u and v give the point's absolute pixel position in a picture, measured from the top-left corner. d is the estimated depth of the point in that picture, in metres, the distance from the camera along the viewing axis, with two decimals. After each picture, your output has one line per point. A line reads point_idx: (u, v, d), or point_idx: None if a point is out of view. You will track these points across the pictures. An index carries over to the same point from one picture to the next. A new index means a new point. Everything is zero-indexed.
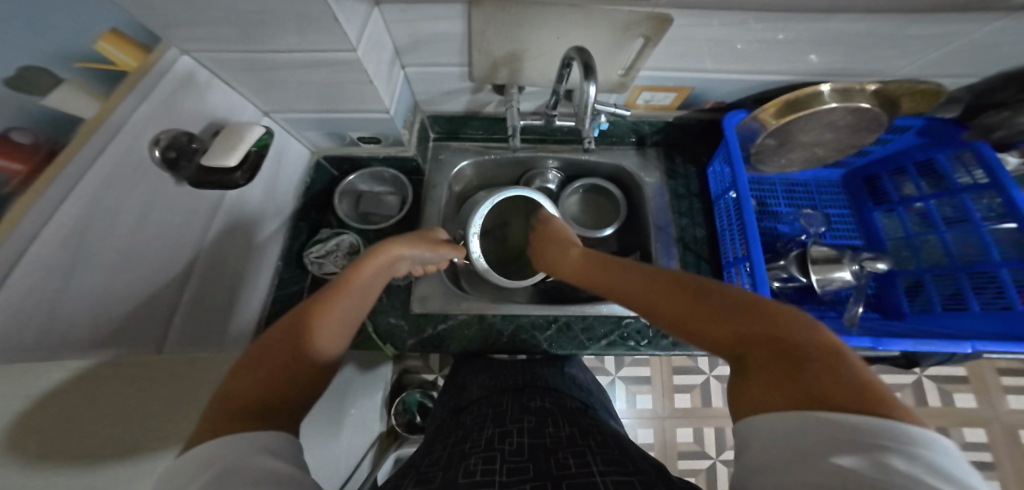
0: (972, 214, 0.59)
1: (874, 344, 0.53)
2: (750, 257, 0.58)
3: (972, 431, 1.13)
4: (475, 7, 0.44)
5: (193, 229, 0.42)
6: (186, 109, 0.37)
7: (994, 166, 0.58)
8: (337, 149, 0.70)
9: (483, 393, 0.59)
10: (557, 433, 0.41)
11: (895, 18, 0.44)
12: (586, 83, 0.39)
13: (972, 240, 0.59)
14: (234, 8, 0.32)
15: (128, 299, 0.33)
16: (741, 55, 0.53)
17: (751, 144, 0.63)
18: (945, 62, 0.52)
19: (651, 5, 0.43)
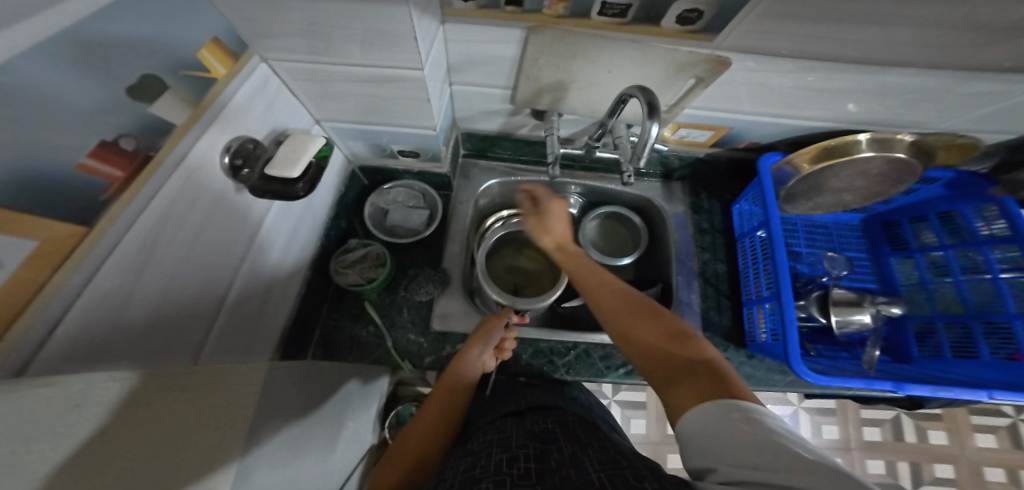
0: (991, 264, 0.60)
1: (895, 389, 0.51)
2: (778, 297, 0.57)
3: (942, 466, 1.11)
4: (534, 35, 0.44)
5: (244, 233, 0.41)
6: (257, 114, 0.38)
7: (1017, 218, 0.58)
8: (374, 161, 0.71)
9: (489, 418, 0.57)
10: (562, 456, 0.39)
11: (954, 75, 0.46)
12: (651, 122, 0.40)
13: (988, 289, 0.59)
14: (314, 14, 0.32)
15: (174, 304, 0.32)
16: (783, 99, 0.54)
17: (782, 187, 0.64)
18: (986, 119, 0.53)
19: (715, 47, 0.45)
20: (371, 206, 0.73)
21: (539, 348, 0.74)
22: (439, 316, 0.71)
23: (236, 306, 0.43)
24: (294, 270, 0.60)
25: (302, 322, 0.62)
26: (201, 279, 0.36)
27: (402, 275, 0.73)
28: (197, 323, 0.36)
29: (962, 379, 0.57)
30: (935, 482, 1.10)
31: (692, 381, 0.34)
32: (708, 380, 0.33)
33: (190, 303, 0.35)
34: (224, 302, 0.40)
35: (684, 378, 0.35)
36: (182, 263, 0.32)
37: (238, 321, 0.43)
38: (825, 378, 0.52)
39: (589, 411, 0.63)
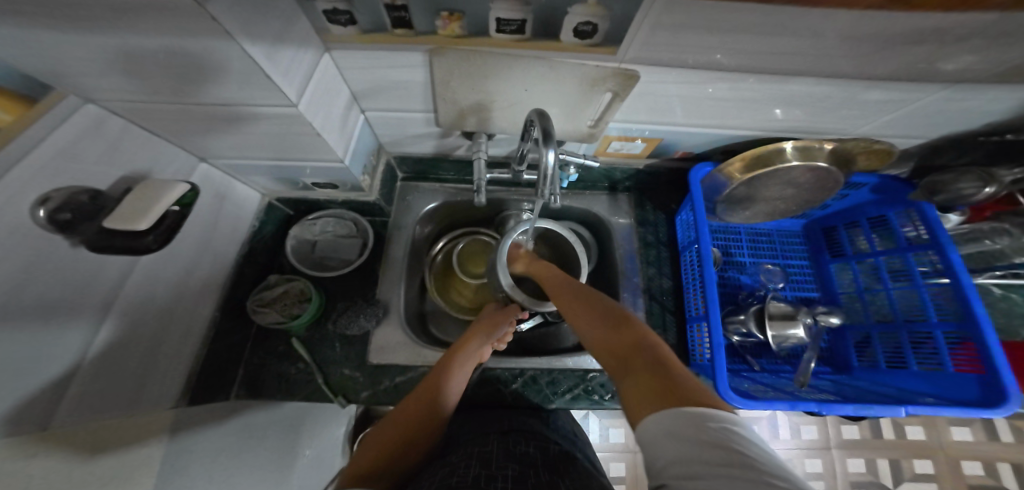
0: (914, 270, 0.61)
1: (819, 409, 0.54)
2: (707, 316, 0.59)
3: (921, 462, 1.12)
4: (437, 57, 0.41)
5: (71, 295, 0.36)
6: (89, 161, 0.33)
7: (934, 224, 0.59)
8: (290, 193, 0.66)
9: (473, 434, 0.59)
10: (540, 480, 0.46)
11: (854, 81, 0.46)
12: (546, 149, 0.40)
13: (913, 297, 0.61)
14: (138, 49, 0.28)
15: None
16: (702, 109, 0.54)
17: (717, 195, 0.63)
18: (896, 125, 0.54)
19: (618, 60, 0.44)
20: (295, 239, 0.69)
21: (486, 376, 0.73)
22: (376, 349, 0.67)
23: (89, 384, 0.39)
24: (194, 325, 0.55)
25: (211, 365, 0.57)
26: (12, 363, 0.30)
27: (332, 309, 0.68)
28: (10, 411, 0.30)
29: (891, 392, 0.59)
30: (915, 478, 1.11)
31: (656, 384, 0.34)
32: (671, 383, 0.33)
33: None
34: (51, 377, 0.34)
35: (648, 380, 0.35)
36: None
37: (83, 391, 0.38)
38: (752, 402, 0.55)
39: (564, 437, 0.64)
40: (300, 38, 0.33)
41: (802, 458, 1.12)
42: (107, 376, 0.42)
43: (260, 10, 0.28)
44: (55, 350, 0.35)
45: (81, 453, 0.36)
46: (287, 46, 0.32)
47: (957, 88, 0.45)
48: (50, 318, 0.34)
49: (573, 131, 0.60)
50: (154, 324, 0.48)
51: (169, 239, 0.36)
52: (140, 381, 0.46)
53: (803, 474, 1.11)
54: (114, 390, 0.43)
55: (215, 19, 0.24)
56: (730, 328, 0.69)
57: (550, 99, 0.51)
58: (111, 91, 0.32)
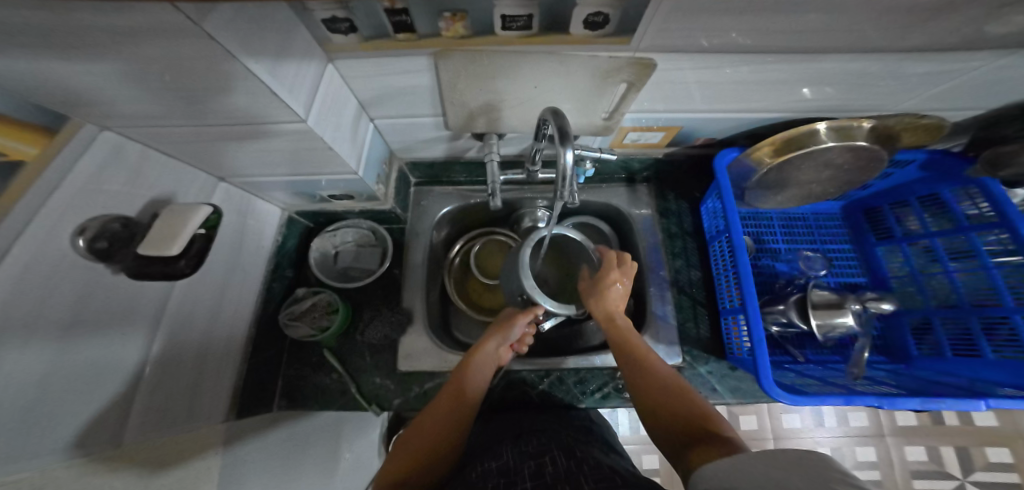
0: (979, 249, 0.56)
1: (881, 404, 0.50)
2: (744, 309, 0.55)
3: (997, 451, 1.18)
4: (442, 59, 0.40)
5: (121, 322, 0.38)
6: (115, 189, 0.34)
7: (1001, 200, 0.54)
8: (307, 206, 0.66)
9: (501, 436, 0.60)
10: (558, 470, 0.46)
11: (897, 55, 0.42)
12: (563, 148, 0.39)
13: (981, 279, 0.55)
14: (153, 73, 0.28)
15: (39, 425, 0.29)
16: (726, 94, 0.50)
17: (746, 182, 0.60)
18: (947, 96, 0.49)
19: (632, 50, 0.42)
20: (317, 252, 0.70)
21: (511, 379, 0.73)
22: (402, 357, 0.67)
23: (145, 403, 0.41)
24: (232, 343, 0.56)
25: (252, 378, 0.59)
26: (72, 390, 0.32)
27: (358, 319, 0.69)
28: (78, 430, 0.32)
29: (960, 382, 0.54)
30: (988, 467, 1.17)
31: (706, 443, 0.37)
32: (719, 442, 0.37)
33: (68, 411, 0.31)
34: (110, 400, 0.36)
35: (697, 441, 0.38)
36: (46, 365, 0.29)
37: (137, 410, 0.40)
38: (800, 398, 0.52)
39: (586, 430, 0.63)
40: (302, 51, 0.33)
41: (852, 446, 1.20)
42: (162, 394, 0.44)
43: (259, 26, 0.28)
44: (115, 372, 0.37)
45: (141, 472, 0.38)
46: (288, 61, 0.31)
47: (1019, 55, 0.41)
48: (103, 343, 0.35)
49: (587, 125, 0.59)
50: (196, 343, 0.50)
51: (201, 262, 0.37)
52: (189, 397, 0.48)
53: (855, 462, 1.18)
54: (169, 405, 0.46)
55: (214, 39, 0.24)
56: (768, 319, 0.66)
57: (563, 92, 0.50)
58: (123, 118, 0.33)
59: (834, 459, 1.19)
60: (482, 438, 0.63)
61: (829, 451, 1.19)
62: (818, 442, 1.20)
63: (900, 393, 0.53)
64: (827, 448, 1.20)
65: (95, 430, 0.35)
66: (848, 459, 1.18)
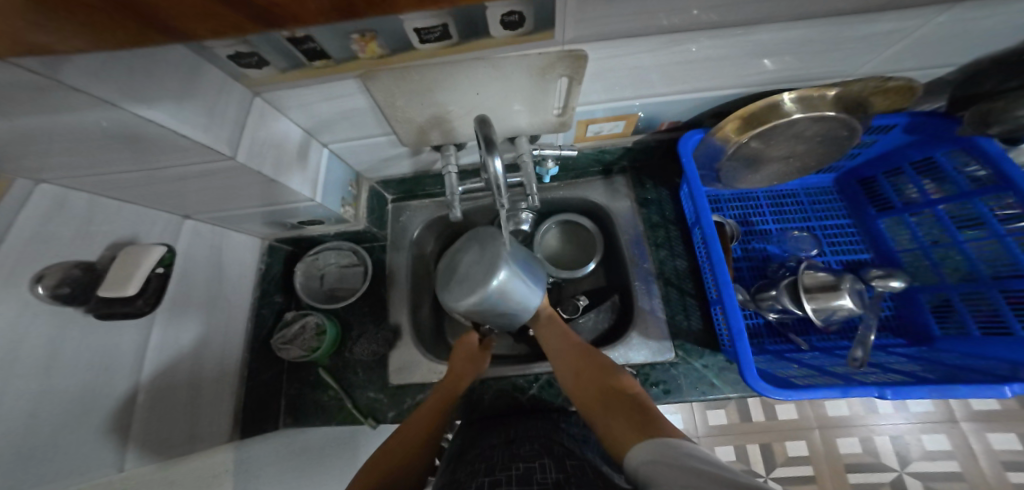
0: (986, 216, 0.50)
1: (883, 394, 0.45)
2: (722, 300, 0.53)
3: None
4: (370, 81, 0.41)
5: (110, 356, 0.41)
6: (68, 238, 0.36)
7: (998, 159, 0.49)
8: (285, 233, 0.69)
9: (491, 443, 0.60)
10: (545, 479, 0.46)
11: (834, 21, 0.38)
12: (489, 156, 0.38)
13: (996, 248, 0.50)
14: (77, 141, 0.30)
15: (20, 460, 0.31)
16: (673, 77, 0.49)
17: (717, 162, 0.57)
18: (907, 56, 0.44)
19: (559, 43, 0.42)
20: (302, 276, 0.72)
21: (501, 387, 0.72)
22: (396, 370, 0.69)
23: (147, 429, 0.45)
24: (226, 370, 0.59)
25: (253, 401, 0.62)
26: (58, 426, 0.35)
27: (347, 336, 0.72)
28: (67, 465, 0.35)
29: (991, 365, 0.48)
30: None
31: (628, 418, 0.43)
32: (638, 418, 0.43)
33: (58, 446, 0.35)
34: (105, 428, 0.40)
35: (620, 415, 0.44)
36: (27, 406, 0.32)
37: (138, 434, 0.43)
38: (790, 392, 0.48)
39: (581, 440, 0.60)
40: (211, 88, 0.34)
41: (917, 434, 1.10)
42: (161, 422, 0.47)
43: (139, 69, 0.28)
44: (105, 405, 0.40)
45: None
46: (195, 100, 0.32)
47: (957, 10, 0.36)
48: (88, 385, 0.38)
49: (545, 123, 0.59)
50: (189, 374, 0.52)
51: (158, 299, 0.40)
52: (190, 422, 0.52)
53: (923, 453, 1.09)
54: (168, 432, 0.48)
55: (79, 90, 0.25)
56: (763, 306, 0.62)
57: (505, 95, 0.50)
58: (61, 169, 0.33)
59: (897, 449, 1.10)
60: (472, 440, 0.63)
61: (888, 440, 1.11)
62: (875, 430, 1.12)
63: (908, 380, 0.48)
64: (887, 436, 1.12)
65: (88, 460, 0.37)
66: (914, 449, 1.10)
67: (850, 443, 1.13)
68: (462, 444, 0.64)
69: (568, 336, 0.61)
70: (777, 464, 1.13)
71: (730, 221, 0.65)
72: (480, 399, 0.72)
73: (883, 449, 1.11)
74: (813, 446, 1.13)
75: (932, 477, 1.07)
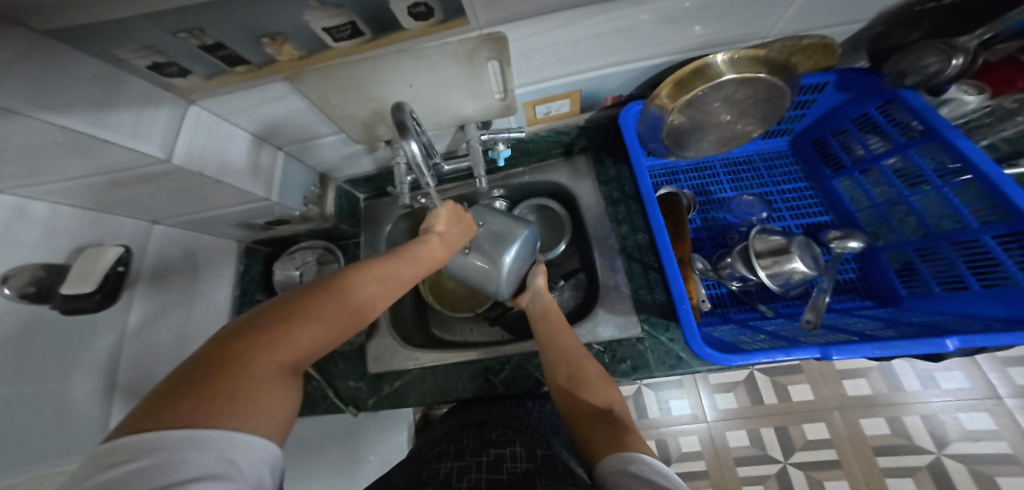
0: (926, 170, 0.49)
1: (823, 356, 0.44)
2: (666, 272, 0.53)
3: None
4: (297, 82, 0.44)
5: (98, 344, 0.45)
6: (38, 243, 0.40)
7: (923, 111, 0.47)
8: (260, 234, 0.72)
9: (455, 427, 0.63)
10: (513, 468, 0.48)
11: None
12: (404, 141, 0.40)
13: (938, 201, 0.48)
14: None
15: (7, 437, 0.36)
16: (596, 49, 0.49)
17: (662, 131, 0.57)
18: (811, 15, 0.43)
19: (477, 28, 0.44)
20: (281, 275, 0.75)
21: (474, 370, 0.74)
22: (373, 359, 0.77)
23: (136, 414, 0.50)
24: None
25: None
26: (46, 411, 0.39)
27: None
28: (56, 444, 0.40)
29: (948, 322, 0.46)
30: None
31: (614, 430, 0.41)
32: (622, 431, 0.41)
33: (50, 426, 0.39)
34: (98, 411, 0.45)
35: (604, 426, 0.42)
36: (19, 390, 0.37)
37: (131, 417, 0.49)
38: (732, 357, 0.48)
39: (548, 429, 0.62)
40: (137, 96, 0.36)
41: (954, 412, 1.06)
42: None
43: (55, 80, 0.30)
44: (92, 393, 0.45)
45: None
46: (118, 108, 0.34)
47: None
48: (73, 375, 0.42)
49: (489, 109, 0.60)
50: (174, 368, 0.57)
51: (113, 296, 0.43)
52: None
53: (963, 433, 1.04)
54: None
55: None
56: (724, 275, 0.61)
57: (436, 84, 0.52)
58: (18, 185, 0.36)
59: (931, 430, 1.06)
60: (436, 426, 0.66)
61: (920, 420, 1.07)
62: (905, 411, 1.08)
63: (853, 339, 0.46)
64: (918, 416, 1.07)
65: (77, 441, 0.42)
66: (952, 430, 1.05)
67: (876, 425, 1.08)
68: (433, 428, 0.67)
69: (563, 324, 0.58)
70: (795, 448, 1.09)
71: (686, 192, 0.65)
72: (457, 383, 0.74)
73: (913, 429, 1.06)
74: (834, 427, 1.09)
75: (976, 460, 1.02)
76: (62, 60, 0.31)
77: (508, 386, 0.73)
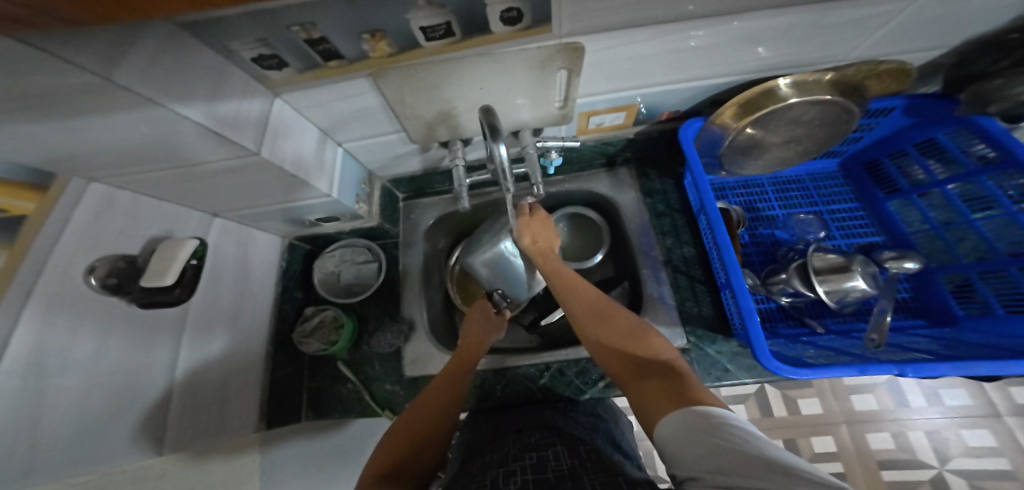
0: (999, 195, 0.51)
1: (902, 372, 0.44)
2: (731, 286, 0.53)
3: None
4: (381, 79, 0.44)
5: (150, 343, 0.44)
6: (115, 232, 0.39)
7: (1002, 137, 0.49)
8: (305, 231, 0.72)
9: (503, 431, 0.61)
10: (559, 466, 0.47)
11: (811, 8, 0.40)
12: (495, 144, 0.41)
13: (1012, 225, 0.50)
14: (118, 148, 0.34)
15: (69, 437, 0.34)
16: (674, 64, 0.50)
17: (719, 149, 0.58)
18: (897, 40, 0.44)
19: (557, 37, 0.43)
20: (320, 273, 0.75)
21: (512, 375, 0.73)
22: (410, 362, 0.71)
23: (182, 414, 0.48)
24: (251, 361, 0.62)
25: (278, 392, 0.65)
26: (101, 411, 0.38)
27: (364, 329, 0.73)
28: (117, 443, 0.39)
29: (1015, 342, 0.47)
30: None
31: (665, 383, 0.38)
32: (677, 384, 0.37)
33: (109, 426, 0.38)
34: (150, 411, 0.43)
35: (654, 378, 0.39)
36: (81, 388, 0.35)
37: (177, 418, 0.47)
38: (804, 371, 0.48)
39: (590, 427, 0.60)
40: (240, 87, 0.37)
41: (956, 430, 1.06)
42: (193, 409, 0.50)
43: (179, 68, 0.31)
44: (147, 390, 0.43)
45: None
46: (227, 100, 0.35)
47: None
48: (129, 374, 0.41)
49: (546, 116, 0.60)
50: (217, 367, 0.55)
51: (194, 289, 0.43)
52: (220, 412, 0.55)
53: (964, 449, 1.05)
54: (200, 421, 0.52)
55: (129, 89, 0.27)
56: (774, 290, 0.61)
57: (507, 91, 0.53)
58: (111, 169, 0.37)
59: (934, 445, 1.06)
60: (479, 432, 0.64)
61: (923, 436, 1.07)
62: (908, 426, 1.08)
63: (929, 358, 0.47)
64: (921, 432, 1.08)
65: (132, 441, 0.41)
66: (954, 446, 1.05)
67: (882, 439, 1.08)
68: (471, 438, 0.64)
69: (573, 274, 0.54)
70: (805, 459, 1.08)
71: (736, 207, 0.65)
72: (495, 388, 0.72)
73: (918, 445, 1.07)
74: (841, 441, 1.09)
75: (976, 475, 1.03)
76: (177, 48, 0.31)
77: (548, 394, 0.71)
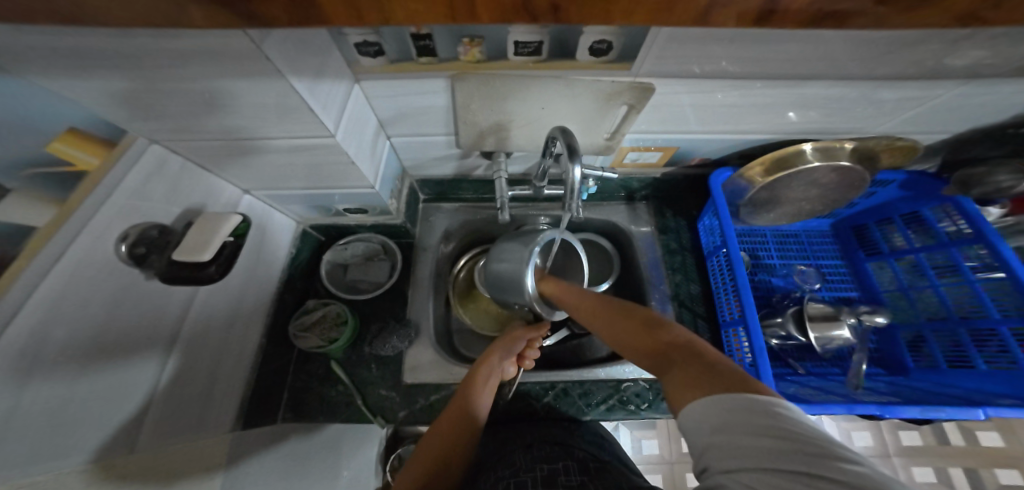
0: (962, 265, 0.60)
1: (881, 412, 0.50)
2: (745, 320, 0.58)
3: (1006, 472, 0.97)
4: (459, 82, 0.44)
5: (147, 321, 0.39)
6: (155, 199, 0.37)
7: (975, 217, 0.59)
8: (323, 219, 0.69)
9: (515, 445, 0.59)
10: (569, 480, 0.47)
11: (865, 85, 0.47)
12: (572, 164, 0.42)
13: (966, 292, 0.59)
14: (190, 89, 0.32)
15: (47, 421, 0.28)
16: (722, 117, 0.55)
17: (740, 199, 0.63)
18: (916, 122, 0.54)
19: (632, 75, 0.45)
20: (328, 264, 0.71)
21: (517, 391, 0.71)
22: (409, 369, 0.66)
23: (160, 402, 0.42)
24: (242, 353, 0.56)
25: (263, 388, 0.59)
26: (87, 394, 0.32)
27: (366, 331, 0.69)
28: (97, 428, 0.33)
29: (955, 392, 0.56)
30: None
31: (686, 369, 0.35)
32: (705, 370, 0.33)
33: (85, 412, 0.32)
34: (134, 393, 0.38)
35: (675, 368, 0.36)
36: (75, 363, 0.30)
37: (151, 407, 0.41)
38: (803, 405, 0.53)
39: (594, 443, 0.61)
40: (334, 72, 0.37)
41: None
42: (172, 399, 0.44)
43: (296, 45, 0.31)
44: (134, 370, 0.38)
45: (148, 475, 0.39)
46: (324, 82, 0.36)
47: (975, 84, 0.46)
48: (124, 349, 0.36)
49: (591, 146, 0.62)
50: (211, 355, 0.50)
51: (229, 269, 0.38)
52: (201, 406, 0.48)
53: None
54: (178, 415, 0.45)
55: (270, 60, 0.29)
56: (768, 331, 0.67)
57: (566, 115, 0.53)
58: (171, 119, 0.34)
59: None
60: (484, 449, 0.62)
61: None
62: None
63: (897, 401, 0.54)
64: None
65: (110, 428, 0.35)
66: None
67: None
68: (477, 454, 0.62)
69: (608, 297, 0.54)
70: None
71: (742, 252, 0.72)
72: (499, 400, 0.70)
73: None
74: None
75: None
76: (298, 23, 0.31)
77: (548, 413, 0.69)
